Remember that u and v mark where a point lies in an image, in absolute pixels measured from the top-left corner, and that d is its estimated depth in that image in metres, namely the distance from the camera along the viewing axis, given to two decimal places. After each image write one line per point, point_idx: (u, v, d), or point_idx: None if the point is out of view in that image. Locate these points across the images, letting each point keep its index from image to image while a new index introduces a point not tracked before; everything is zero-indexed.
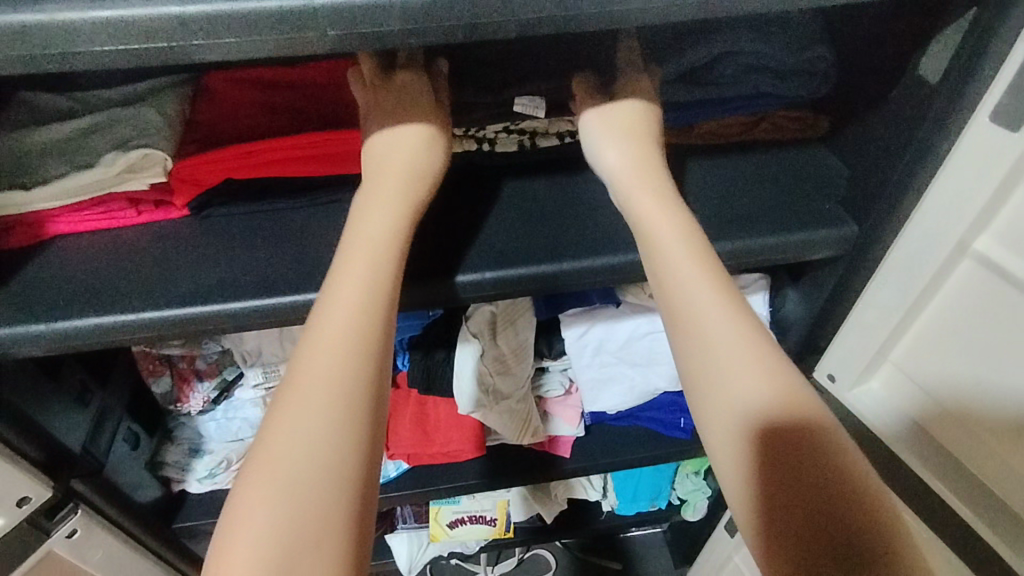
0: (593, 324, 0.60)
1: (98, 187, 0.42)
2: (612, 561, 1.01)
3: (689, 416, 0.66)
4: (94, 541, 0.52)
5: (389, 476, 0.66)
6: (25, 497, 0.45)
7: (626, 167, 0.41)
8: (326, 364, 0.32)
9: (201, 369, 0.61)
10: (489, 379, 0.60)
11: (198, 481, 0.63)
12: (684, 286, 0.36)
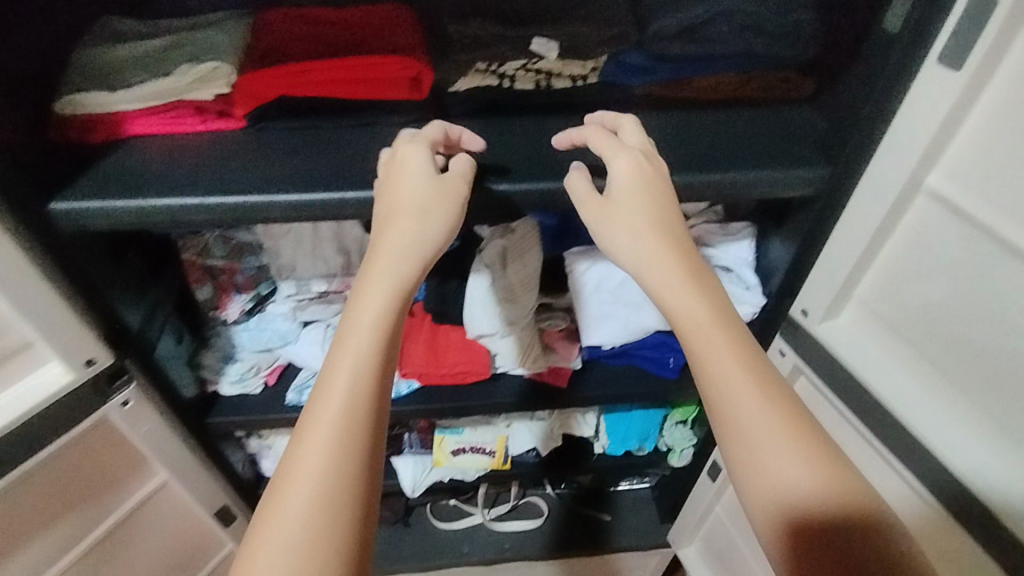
0: (592, 262, 0.67)
1: (172, 94, 0.50)
2: (602, 513, 1.06)
3: (677, 355, 0.71)
4: (144, 414, 0.59)
5: (400, 393, 0.72)
6: (90, 360, 0.51)
7: (623, 231, 0.44)
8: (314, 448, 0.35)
9: (239, 282, 0.68)
10: (495, 305, 0.66)
11: (230, 384, 0.70)
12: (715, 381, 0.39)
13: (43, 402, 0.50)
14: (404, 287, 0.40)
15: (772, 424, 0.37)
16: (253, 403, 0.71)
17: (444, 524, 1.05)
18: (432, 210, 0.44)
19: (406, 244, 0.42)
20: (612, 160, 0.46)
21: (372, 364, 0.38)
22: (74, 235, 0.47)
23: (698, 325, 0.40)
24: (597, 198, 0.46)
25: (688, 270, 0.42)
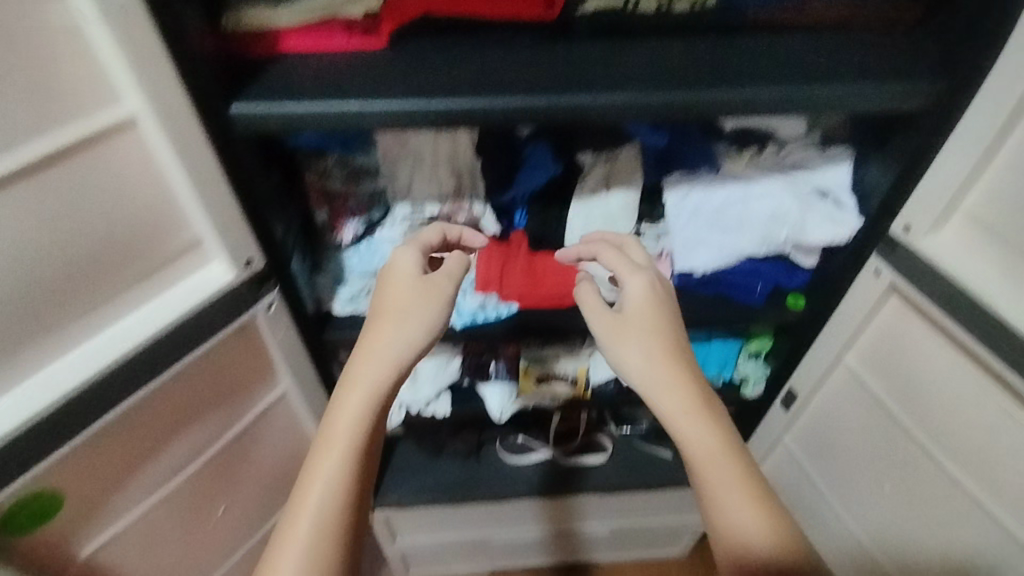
0: (691, 188, 0.69)
1: (326, 8, 0.53)
2: (664, 450, 1.11)
3: (765, 282, 0.74)
4: (281, 318, 0.64)
5: (500, 315, 0.76)
6: (248, 261, 0.57)
7: (631, 346, 0.53)
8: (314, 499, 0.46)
9: (353, 207, 0.71)
10: (598, 229, 0.70)
11: (342, 303, 0.74)
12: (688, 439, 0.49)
13: (211, 297, 0.55)
14: (393, 371, 0.50)
15: (743, 500, 0.46)
16: (364, 321, 0.75)
17: (509, 457, 1.08)
18: (417, 311, 0.53)
19: (392, 344, 0.51)
20: (627, 285, 0.57)
21: (351, 465, 0.47)
22: (247, 136, 0.51)
23: (704, 442, 0.48)
24: (608, 318, 0.55)
25: (672, 361, 0.52)
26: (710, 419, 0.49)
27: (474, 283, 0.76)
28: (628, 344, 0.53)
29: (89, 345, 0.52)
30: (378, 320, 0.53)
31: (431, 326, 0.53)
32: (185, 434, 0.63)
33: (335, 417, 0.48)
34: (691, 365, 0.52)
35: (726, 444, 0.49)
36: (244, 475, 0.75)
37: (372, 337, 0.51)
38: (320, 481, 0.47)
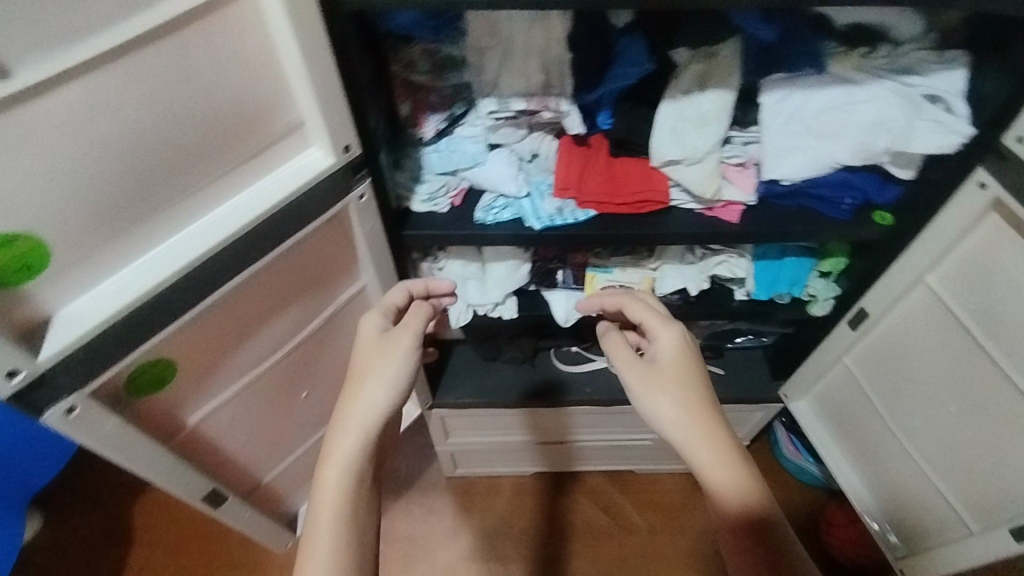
0: (791, 90, 0.67)
1: None
2: (716, 367, 1.12)
3: (855, 196, 0.73)
4: (370, 210, 0.64)
5: (577, 219, 0.75)
6: (347, 148, 0.57)
7: (660, 397, 0.62)
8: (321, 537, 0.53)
9: (435, 102, 0.71)
10: (688, 132, 0.68)
11: (421, 202, 0.75)
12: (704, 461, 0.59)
13: (312, 181, 0.56)
14: (373, 414, 0.58)
15: (750, 501, 0.57)
16: (441, 220, 0.76)
17: (566, 366, 1.13)
18: (387, 363, 0.61)
19: (375, 388, 0.59)
20: (662, 339, 0.67)
21: (350, 485, 0.56)
22: (352, 12, 0.49)
23: (718, 464, 0.58)
24: (647, 367, 0.65)
25: (699, 402, 0.62)
26: (723, 442, 0.59)
27: (552, 187, 0.75)
28: (656, 395, 0.62)
29: (199, 222, 0.53)
30: (360, 366, 0.61)
31: (400, 377, 0.60)
32: (284, 317, 0.67)
33: (336, 450, 0.56)
34: (711, 403, 0.62)
35: (737, 459, 0.59)
36: (329, 360, 0.79)
37: (354, 387, 0.59)
38: (326, 519, 0.54)
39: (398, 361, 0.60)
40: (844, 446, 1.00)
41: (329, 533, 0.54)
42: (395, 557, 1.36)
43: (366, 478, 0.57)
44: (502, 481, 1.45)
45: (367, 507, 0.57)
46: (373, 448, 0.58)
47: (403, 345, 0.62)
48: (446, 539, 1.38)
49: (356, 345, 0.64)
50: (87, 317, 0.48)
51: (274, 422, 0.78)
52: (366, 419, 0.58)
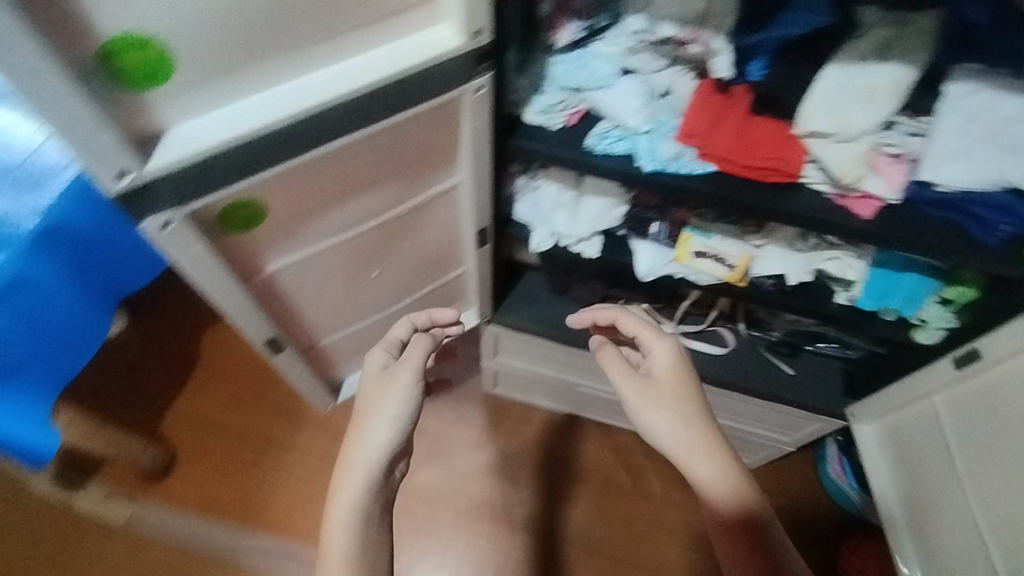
0: (983, 90, 0.57)
1: None
2: (787, 366, 1.05)
3: (1015, 225, 0.63)
4: (482, 107, 0.61)
5: (694, 171, 0.69)
6: (478, 33, 0.53)
7: (658, 408, 0.73)
8: (341, 534, 0.66)
9: (581, 8, 0.67)
10: (848, 104, 0.61)
11: (536, 113, 0.71)
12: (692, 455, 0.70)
13: (433, 60, 0.53)
14: (385, 434, 0.71)
15: (745, 501, 0.68)
16: (550, 136, 0.71)
17: None
18: (393, 397, 0.74)
19: (380, 423, 0.72)
20: (657, 354, 0.78)
21: (360, 507, 0.68)
22: None
23: (705, 461, 0.69)
24: (647, 381, 0.76)
25: (693, 412, 0.73)
26: (713, 443, 0.71)
27: (677, 130, 0.69)
28: (651, 408, 0.74)
29: (314, 76, 0.52)
30: (369, 399, 0.75)
31: (402, 412, 0.73)
32: (375, 190, 0.67)
33: (351, 478, 0.69)
34: (704, 414, 0.73)
35: (719, 453, 0.70)
36: (407, 245, 0.80)
37: (367, 418, 0.73)
38: (346, 519, 0.67)
39: (400, 398, 0.73)
40: (902, 482, 0.96)
41: (348, 531, 0.67)
42: (418, 449, 1.43)
43: (376, 497, 0.70)
44: (535, 412, 1.47)
45: (377, 520, 0.70)
46: (381, 475, 0.70)
47: (404, 382, 0.75)
48: (469, 447, 1.43)
49: (362, 388, 0.77)
50: (194, 139, 0.49)
51: (338, 293, 0.80)
52: (379, 439, 0.71)
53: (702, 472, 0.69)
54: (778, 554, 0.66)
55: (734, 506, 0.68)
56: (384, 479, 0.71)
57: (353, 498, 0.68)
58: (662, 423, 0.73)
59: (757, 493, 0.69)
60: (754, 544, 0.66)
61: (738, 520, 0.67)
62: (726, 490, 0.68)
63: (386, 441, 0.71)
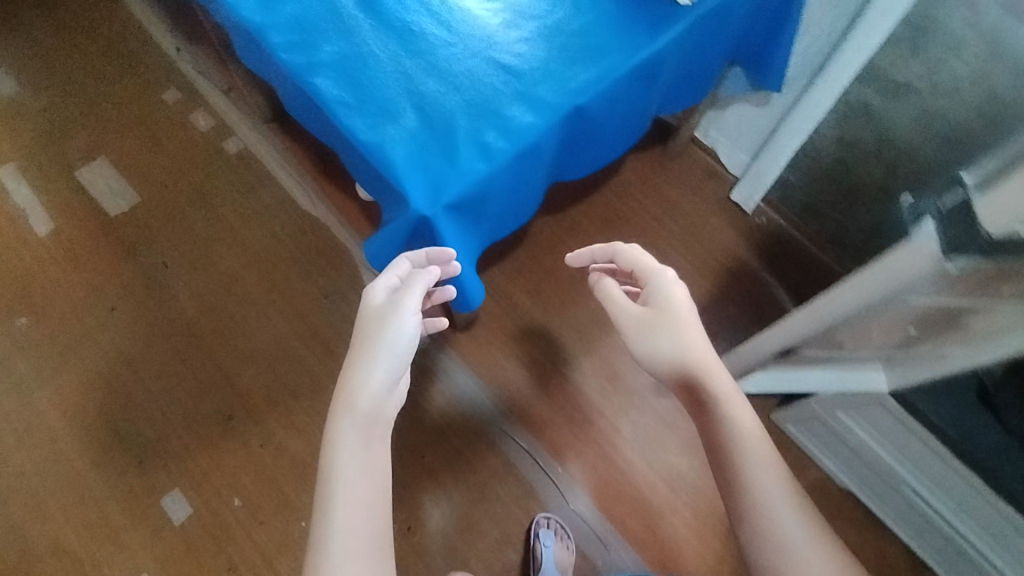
0: None
1: None
2: None
3: None
4: None
5: None
6: None
7: (661, 332, 0.76)
8: (343, 472, 0.61)
9: None
10: None
11: None
12: (711, 400, 0.68)
13: None
14: (389, 355, 0.67)
15: (738, 418, 0.66)
16: None
17: None
18: (400, 306, 0.70)
19: (383, 353, 0.67)
20: (658, 291, 0.81)
21: (355, 434, 0.63)
22: None
23: (726, 416, 0.66)
24: (648, 313, 0.79)
25: (691, 337, 0.75)
26: (734, 395, 0.68)
27: None
28: (652, 326, 0.78)
29: None
30: (372, 312, 0.71)
31: (406, 330, 0.69)
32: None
33: (355, 426, 0.63)
34: (701, 340, 0.75)
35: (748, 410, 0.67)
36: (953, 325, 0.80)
37: (367, 333, 0.68)
38: (343, 455, 0.62)
39: (406, 317, 0.69)
40: None
41: (350, 463, 0.61)
42: (683, 434, 1.40)
43: (376, 432, 0.64)
44: (813, 466, 1.37)
45: (376, 466, 0.63)
46: (382, 395, 0.65)
47: (408, 306, 0.71)
48: None
49: (366, 310, 0.72)
50: None
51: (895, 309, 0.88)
52: (380, 358, 0.67)
53: (703, 395, 0.69)
54: (765, 472, 0.61)
55: (731, 426, 0.65)
56: (383, 408, 0.65)
57: (350, 426, 0.63)
58: (665, 349, 0.75)
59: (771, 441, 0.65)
60: (751, 461, 0.62)
61: (742, 440, 0.64)
62: (725, 416, 0.66)
63: (396, 351, 0.68)
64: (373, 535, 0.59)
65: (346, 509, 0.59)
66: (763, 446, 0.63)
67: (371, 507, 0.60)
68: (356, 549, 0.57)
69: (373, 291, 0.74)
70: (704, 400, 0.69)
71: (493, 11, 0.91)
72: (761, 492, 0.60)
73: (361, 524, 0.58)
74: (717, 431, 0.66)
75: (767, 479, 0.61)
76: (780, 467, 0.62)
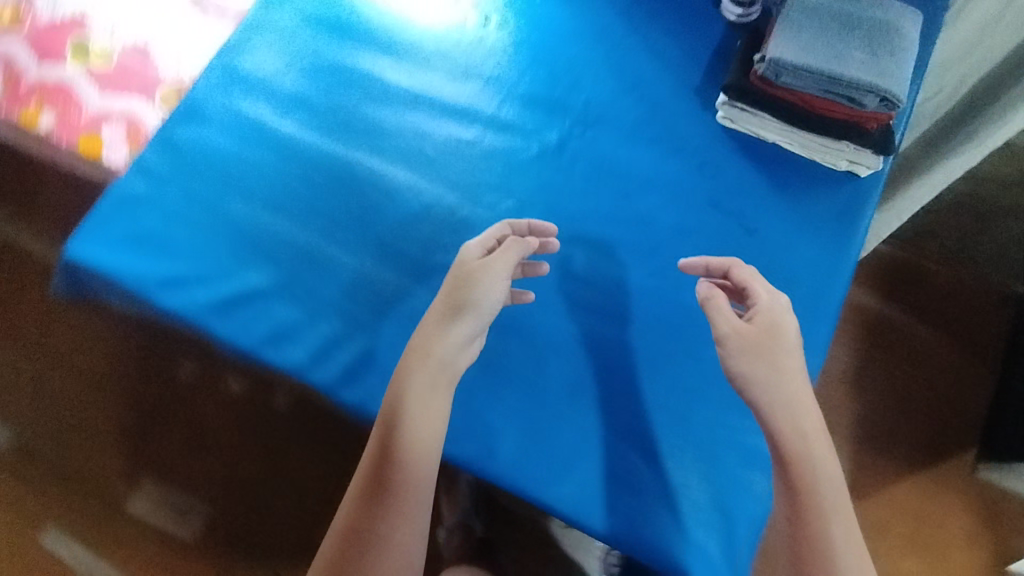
0: None
1: None
2: None
3: None
4: None
5: None
6: None
7: (761, 368, 0.60)
8: (405, 422, 0.60)
9: None
10: None
11: None
12: (790, 426, 0.58)
13: None
14: (471, 319, 0.63)
15: (814, 454, 0.58)
16: None
17: None
18: (490, 270, 0.65)
19: (468, 316, 0.63)
20: (768, 305, 0.63)
21: (421, 384, 0.61)
22: None
23: (810, 452, 0.58)
24: (750, 332, 0.61)
25: (792, 369, 0.61)
26: (819, 433, 0.59)
27: None
28: (758, 357, 0.60)
29: None
30: (457, 267, 0.66)
31: (489, 305, 0.64)
32: None
33: (426, 399, 0.60)
34: (797, 372, 0.61)
35: (828, 449, 0.58)
36: None
37: (451, 294, 0.64)
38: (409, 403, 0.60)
39: (495, 292, 0.64)
40: None
41: (418, 409, 0.60)
42: (900, 530, 1.28)
43: (438, 402, 0.61)
44: None
45: (438, 428, 0.61)
46: (455, 352, 0.63)
47: (497, 278, 0.65)
48: (960, 541, 1.26)
49: (454, 279, 0.65)
50: None
51: None
52: (461, 320, 0.63)
53: (787, 427, 0.58)
54: (819, 525, 0.56)
55: (797, 459, 0.57)
56: (451, 366, 0.62)
57: (422, 386, 0.61)
58: (765, 381, 0.60)
59: (842, 485, 0.58)
60: (823, 506, 0.56)
61: (816, 483, 0.57)
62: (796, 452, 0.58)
63: (475, 316, 0.64)
64: (419, 484, 0.59)
65: (400, 450, 0.59)
66: (826, 486, 0.57)
67: (422, 458, 0.59)
68: (402, 487, 0.58)
69: (462, 249, 0.68)
70: (790, 433, 0.58)
71: (657, 273, 0.73)
72: (810, 536, 0.55)
73: (421, 496, 0.59)
74: (786, 457, 0.58)
75: (825, 526, 0.55)
76: (847, 524, 0.56)
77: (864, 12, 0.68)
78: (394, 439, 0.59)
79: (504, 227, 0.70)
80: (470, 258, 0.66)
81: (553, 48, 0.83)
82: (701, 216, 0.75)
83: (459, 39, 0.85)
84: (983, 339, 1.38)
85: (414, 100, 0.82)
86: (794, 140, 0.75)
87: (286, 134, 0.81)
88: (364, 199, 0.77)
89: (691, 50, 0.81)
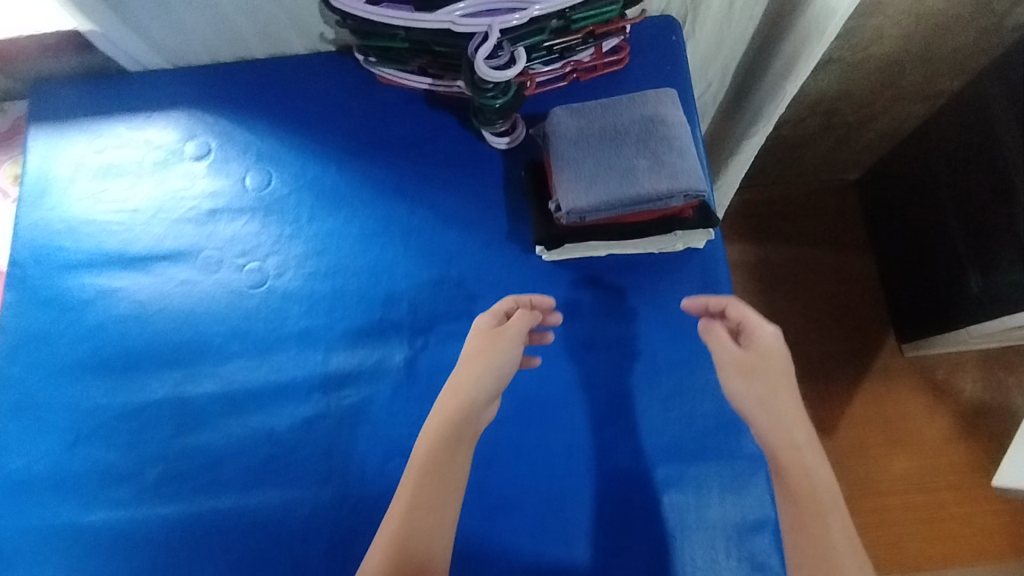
0: None
1: None
2: None
3: None
4: None
5: None
6: None
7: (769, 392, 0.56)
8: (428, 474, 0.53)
9: None
10: None
11: None
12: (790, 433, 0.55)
13: None
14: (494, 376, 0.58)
15: (812, 466, 0.53)
16: None
17: None
18: (508, 337, 0.60)
19: (487, 378, 0.57)
20: (759, 337, 0.59)
21: (446, 437, 0.55)
22: None
23: (813, 458, 0.54)
24: (746, 361, 0.58)
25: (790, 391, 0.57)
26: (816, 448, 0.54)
27: None
28: (762, 386, 0.57)
29: None
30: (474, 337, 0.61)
31: (507, 371, 0.59)
32: None
33: (452, 451, 0.54)
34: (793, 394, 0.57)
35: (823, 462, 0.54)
36: None
37: (469, 360, 0.59)
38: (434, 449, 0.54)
39: (511, 358, 0.59)
40: None
41: (440, 455, 0.54)
42: (876, 439, 1.33)
43: (463, 453, 0.55)
44: (965, 357, 1.35)
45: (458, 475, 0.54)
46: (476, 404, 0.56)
47: (517, 340, 0.60)
48: (924, 421, 1.33)
49: (468, 349, 0.60)
50: None
51: None
52: (479, 381, 0.57)
53: (785, 441, 0.54)
54: (821, 544, 0.50)
55: (796, 479, 0.53)
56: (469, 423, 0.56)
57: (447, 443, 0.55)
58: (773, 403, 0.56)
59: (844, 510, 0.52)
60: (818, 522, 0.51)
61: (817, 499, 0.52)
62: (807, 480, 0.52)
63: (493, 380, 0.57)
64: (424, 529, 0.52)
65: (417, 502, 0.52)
66: (823, 496, 0.52)
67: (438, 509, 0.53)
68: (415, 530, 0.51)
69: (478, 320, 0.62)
70: (796, 442, 0.54)
71: (576, 448, 0.67)
72: (814, 549, 0.50)
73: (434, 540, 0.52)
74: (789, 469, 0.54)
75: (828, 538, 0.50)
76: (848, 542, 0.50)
77: (625, 114, 0.65)
78: (425, 478, 0.53)
79: (510, 301, 0.64)
80: (483, 328, 0.61)
81: (348, 268, 0.75)
82: (584, 362, 0.70)
83: (246, 307, 0.74)
84: (847, 236, 1.44)
85: (233, 403, 0.71)
86: (614, 245, 0.71)
87: (107, 525, 0.67)
88: (234, 549, 0.65)
89: (483, 198, 0.76)
